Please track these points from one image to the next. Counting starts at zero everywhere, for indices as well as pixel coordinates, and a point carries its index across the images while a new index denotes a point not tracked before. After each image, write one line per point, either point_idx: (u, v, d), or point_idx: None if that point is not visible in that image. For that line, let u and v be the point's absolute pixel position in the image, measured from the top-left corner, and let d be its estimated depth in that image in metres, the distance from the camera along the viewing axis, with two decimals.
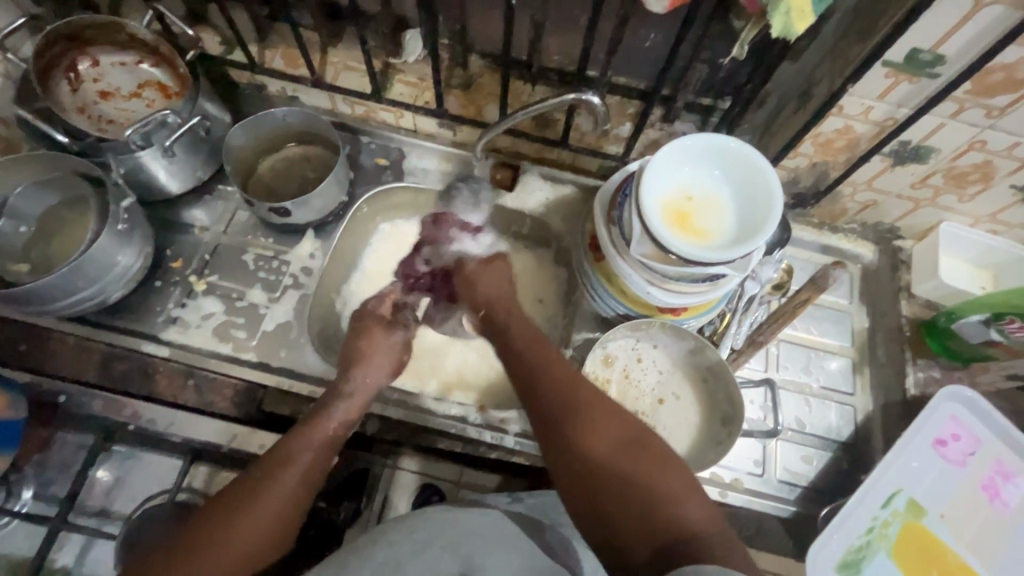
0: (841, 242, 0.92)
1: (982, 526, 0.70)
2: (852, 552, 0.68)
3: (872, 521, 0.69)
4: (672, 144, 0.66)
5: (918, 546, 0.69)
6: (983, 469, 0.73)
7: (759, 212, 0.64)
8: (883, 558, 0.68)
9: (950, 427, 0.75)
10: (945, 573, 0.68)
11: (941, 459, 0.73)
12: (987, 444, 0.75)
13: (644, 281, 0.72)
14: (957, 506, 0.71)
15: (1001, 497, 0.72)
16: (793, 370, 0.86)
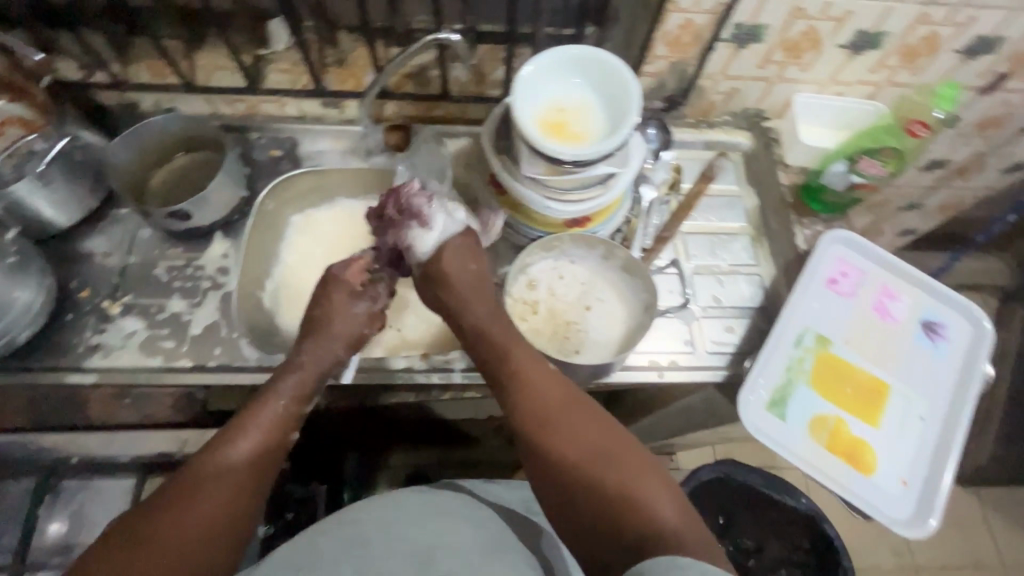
0: (720, 135, 1.00)
1: (880, 341, 0.80)
2: (778, 391, 0.75)
3: (788, 359, 0.77)
4: (532, 62, 0.70)
5: (831, 371, 0.77)
6: (873, 295, 0.83)
7: (624, 107, 0.70)
8: (805, 388, 0.76)
9: (838, 267, 0.85)
10: (859, 387, 0.77)
11: (835, 295, 0.83)
12: (872, 274, 0.84)
13: (542, 198, 0.77)
14: (856, 330, 0.80)
15: (890, 314, 0.82)
16: (702, 256, 0.93)
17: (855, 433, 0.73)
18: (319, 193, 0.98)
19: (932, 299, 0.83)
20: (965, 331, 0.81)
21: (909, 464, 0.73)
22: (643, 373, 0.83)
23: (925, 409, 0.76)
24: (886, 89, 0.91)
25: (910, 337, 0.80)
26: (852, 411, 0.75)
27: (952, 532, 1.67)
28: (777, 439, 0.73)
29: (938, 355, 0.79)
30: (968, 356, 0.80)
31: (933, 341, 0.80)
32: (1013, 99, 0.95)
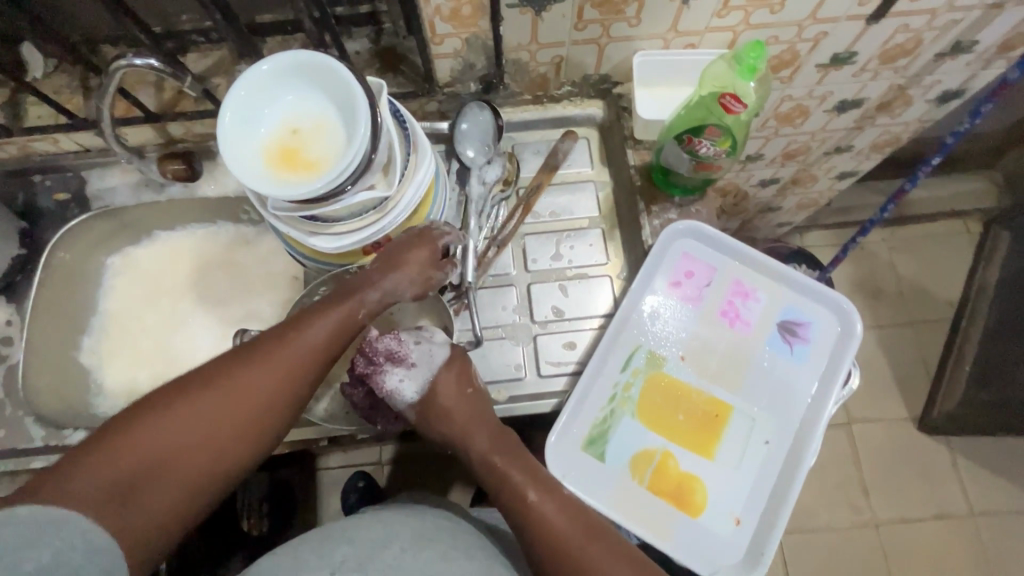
0: (569, 110, 0.86)
1: (725, 354, 0.69)
2: (597, 428, 0.66)
3: (613, 389, 0.67)
4: (238, 87, 0.58)
5: (665, 396, 0.67)
6: (723, 297, 0.71)
7: (358, 128, 0.57)
8: (629, 421, 0.66)
9: (684, 266, 0.72)
10: (695, 413, 0.67)
11: (676, 301, 0.71)
12: (725, 271, 0.72)
13: (304, 234, 0.66)
14: (697, 343, 0.69)
15: (742, 319, 0.70)
16: (543, 261, 0.81)
17: (684, 468, 0.65)
18: (128, 231, 0.89)
19: (795, 293, 0.71)
20: (831, 331, 0.70)
21: (744, 499, 0.64)
22: None
23: (771, 431, 0.66)
24: (745, 34, 0.74)
25: (764, 343, 0.69)
26: (682, 443, 0.65)
27: (916, 479, 1.59)
28: (591, 485, 0.64)
29: (795, 362, 0.68)
30: (831, 361, 0.68)
31: (792, 347, 0.69)
32: (914, 23, 0.77)
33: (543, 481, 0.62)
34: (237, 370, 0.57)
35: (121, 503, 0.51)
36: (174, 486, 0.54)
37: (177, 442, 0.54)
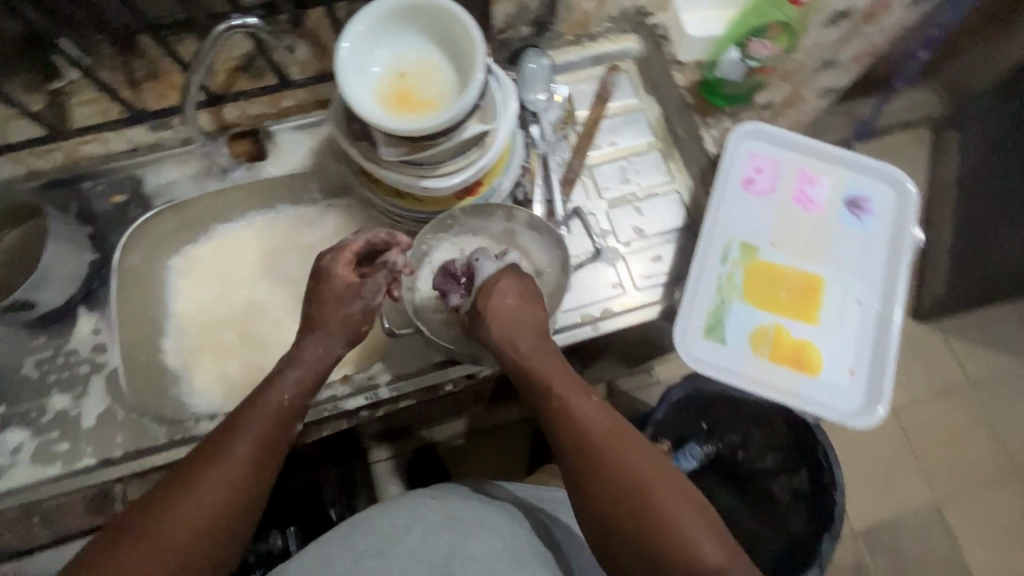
0: (608, 47, 0.90)
1: (806, 233, 0.76)
2: (712, 316, 0.72)
3: (719, 279, 0.73)
4: (349, 34, 0.59)
5: (761, 280, 0.74)
6: (793, 184, 0.78)
7: (471, 57, 0.60)
8: (739, 305, 0.73)
9: (753, 164, 0.79)
10: (794, 289, 0.73)
11: (754, 195, 0.77)
12: (789, 160, 0.79)
13: (415, 178, 0.68)
14: (780, 228, 0.76)
15: (813, 201, 0.77)
16: (615, 187, 0.86)
17: (795, 336, 0.72)
18: (190, 226, 0.87)
19: (854, 171, 0.79)
20: (893, 198, 0.78)
21: (852, 352, 0.72)
22: (576, 331, 0.79)
23: (862, 292, 0.74)
24: None
25: (837, 218, 0.77)
26: (788, 316, 0.72)
27: (917, 363, 1.75)
28: (721, 365, 0.70)
29: (867, 231, 0.76)
30: (899, 225, 0.77)
31: (861, 218, 0.77)
32: None
33: (579, 415, 0.59)
34: (175, 484, 0.51)
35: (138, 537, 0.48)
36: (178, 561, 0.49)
37: (187, 522, 0.50)
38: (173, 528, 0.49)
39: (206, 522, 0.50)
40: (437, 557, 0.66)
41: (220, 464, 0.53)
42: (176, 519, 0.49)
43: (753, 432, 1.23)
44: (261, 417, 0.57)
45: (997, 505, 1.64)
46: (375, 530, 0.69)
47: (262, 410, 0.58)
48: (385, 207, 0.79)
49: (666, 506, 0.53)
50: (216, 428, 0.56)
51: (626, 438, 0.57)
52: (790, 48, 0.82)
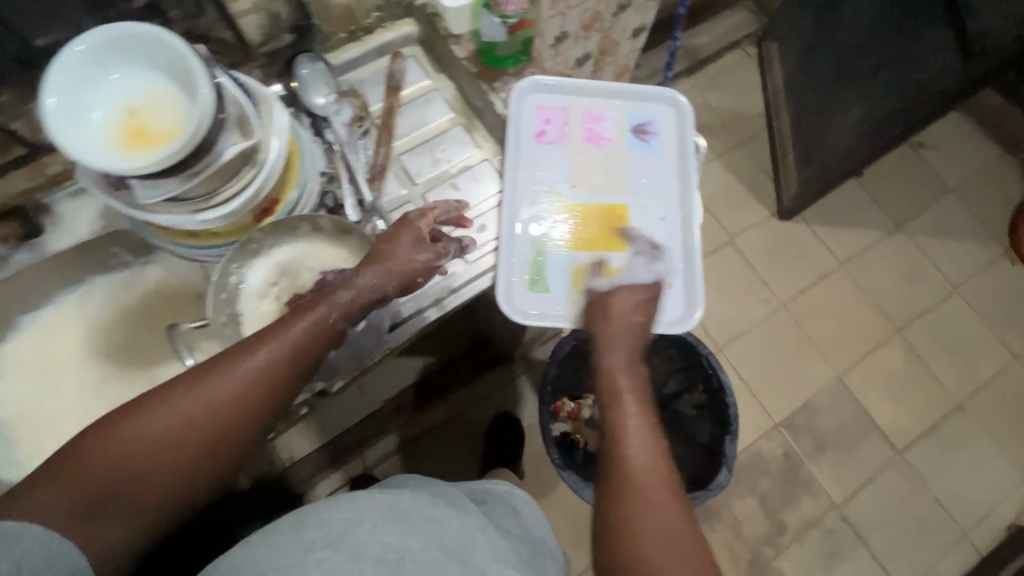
0: (386, 36, 0.90)
1: (604, 169, 0.89)
2: (534, 270, 0.85)
3: (532, 233, 0.86)
4: (54, 85, 0.56)
5: (571, 222, 0.87)
6: (581, 132, 0.91)
7: (193, 78, 0.58)
8: (556, 249, 0.85)
9: (543, 118, 0.90)
10: (601, 220, 0.87)
11: (547, 145, 0.90)
12: (574, 111, 0.92)
13: (190, 214, 0.66)
14: (577, 171, 0.89)
15: (602, 138, 0.91)
16: (427, 169, 0.86)
17: (613, 265, 0.85)
18: None
19: (633, 106, 0.93)
20: (667, 121, 0.93)
21: (664, 264, 0.86)
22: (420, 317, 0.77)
23: (660, 209, 0.88)
24: None
25: (625, 148, 0.91)
26: (601, 248, 0.86)
27: (795, 258, 1.89)
28: (542, 309, 0.84)
29: (655, 151, 0.91)
30: (677, 141, 0.91)
31: (648, 141, 0.91)
32: None
33: (628, 405, 0.67)
34: (190, 380, 0.57)
35: (88, 451, 0.54)
36: (190, 450, 0.56)
37: (173, 435, 0.56)
38: (132, 442, 0.55)
39: (189, 454, 0.56)
40: (387, 551, 0.59)
41: (230, 391, 0.57)
42: (149, 431, 0.55)
43: (653, 362, 1.29)
44: (275, 350, 0.59)
45: (888, 363, 1.81)
46: (313, 532, 0.60)
47: (284, 341, 0.59)
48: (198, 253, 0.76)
49: (652, 496, 0.59)
50: (213, 354, 0.59)
51: (660, 470, 0.61)
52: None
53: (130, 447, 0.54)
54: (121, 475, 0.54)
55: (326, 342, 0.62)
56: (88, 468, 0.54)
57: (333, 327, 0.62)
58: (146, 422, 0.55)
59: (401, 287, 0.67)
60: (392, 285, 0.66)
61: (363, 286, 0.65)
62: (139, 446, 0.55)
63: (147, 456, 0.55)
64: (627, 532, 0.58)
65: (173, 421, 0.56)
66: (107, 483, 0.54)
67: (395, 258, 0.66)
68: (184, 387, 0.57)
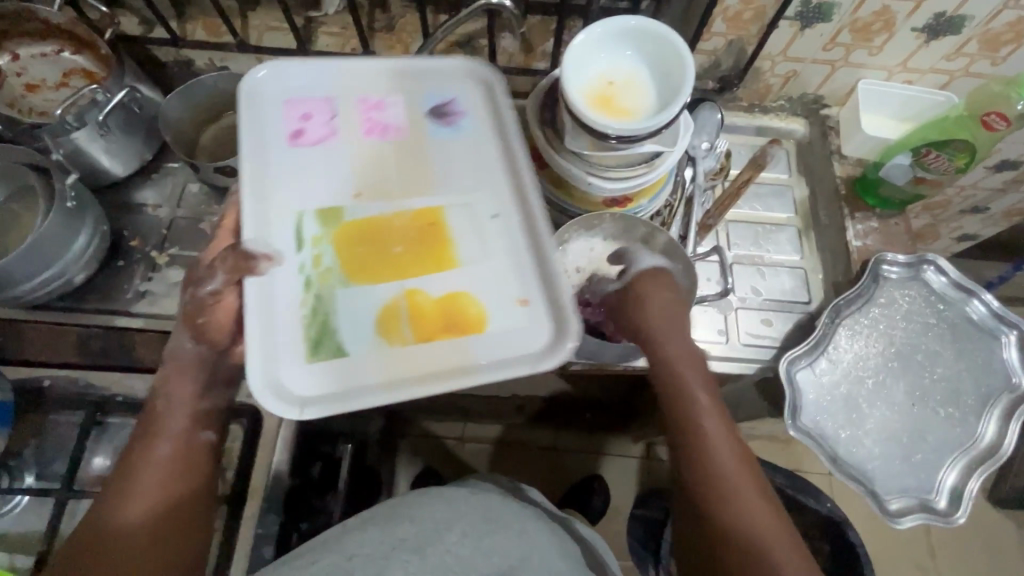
0: (774, 122, 0.95)
1: (403, 167, 0.74)
2: (314, 329, 0.66)
3: (306, 278, 0.67)
4: (584, 34, 0.68)
5: (363, 246, 0.69)
6: (359, 122, 0.75)
7: (677, 86, 0.68)
8: (342, 289, 0.67)
9: (297, 113, 0.75)
10: (434, 235, 0.71)
11: (308, 144, 0.74)
12: (347, 89, 0.78)
13: (583, 173, 0.75)
14: (364, 178, 0.73)
15: (387, 125, 0.76)
16: (744, 246, 0.90)
17: (437, 292, 0.68)
18: None
19: (432, 82, 0.79)
20: (470, 92, 0.79)
21: (512, 283, 0.69)
22: None
23: (494, 206, 0.73)
24: (962, 79, 0.85)
25: (429, 137, 0.76)
26: (415, 275, 0.69)
27: None
28: (346, 380, 0.64)
29: (464, 133, 0.77)
30: (483, 125, 0.77)
31: (454, 125, 0.77)
32: None
33: (681, 399, 0.73)
34: (126, 470, 0.61)
35: (133, 510, 0.60)
36: (168, 528, 0.60)
37: (150, 514, 0.60)
38: (141, 506, 0.60)
39: (175, 531, 0.61)
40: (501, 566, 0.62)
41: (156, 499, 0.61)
42: (148, 512, 0.60)
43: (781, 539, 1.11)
44: (154, 476, 0.62)
45: None
46: (407, 529, 0.64)
47: (160, 452, 0.63)
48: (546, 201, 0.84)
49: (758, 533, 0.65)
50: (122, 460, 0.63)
51: (721, 470, 0.69)
52: (962, 166, 0.81)
53: (149, 525, 0.60)
54: (154, 517, 0.60)
55: (204, 443, 0.66)
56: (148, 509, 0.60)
57: (188, 420, 0.66)
58: (151, 501, 0.61)
59: (223, 351, 0.69)
60: (199, 352, 0.68)
61: (184, 355, 0.67)
62: (120, 562, 0.57)
63: (160, 524, 0.60)
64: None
65: (138, 493, 0.61)
66: (155, 517, 0.60)
67: (178, 346, 0.67)
68: (131, 472, 0.61)
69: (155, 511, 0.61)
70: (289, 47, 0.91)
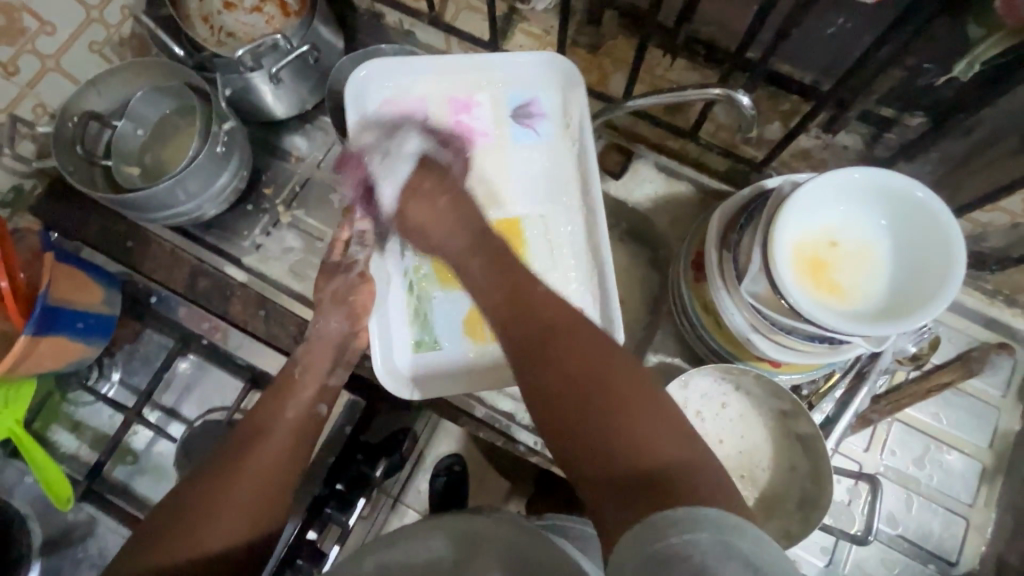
0: (1013, 319, 0.73)
1: (487, 164, 0.74)
2: (418, 327, 0.71)
3: (409, 283, 0.72)
4: (834, 176, 0.52)
5: None
6: (450, 124, 0.74)
7: (926, 286, 0.50)
8: (437, 291, 0.71)
9: (392, 121, 0.72)
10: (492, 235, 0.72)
11: (405, 151, 0.72)
12: (436, 87, 0.74)
13: (747, 325, 0.61)
14: (453, 175, 0.73)
15: (476, 132, 0.74)
16: (901, 459, 0.72)
17: None
18: None
19: (510, 76, 0.74)
20: (546, 92, 0.75)
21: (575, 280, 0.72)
22: None
23: (559, 208, 0.73)
24: None
25: (509, 139, 0.74)
26: None
27: None
28: (445, 368, 0.71)
29: (544, 140, 0.75)
30: (558, 132, 0.75)
31: (533, 130, 0.74)
32: None
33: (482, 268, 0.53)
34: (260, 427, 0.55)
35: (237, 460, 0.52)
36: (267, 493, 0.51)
37: (267, 472, 0.52)
38: (259, 462, 0.52)
39: (273, 496, 0.52)
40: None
41: (266, 452, 0.53)
42: (261, 466, 0.52)
43: None
44: (279, 436, 0.55)
45: None
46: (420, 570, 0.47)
47: (295, 406, 0.58)
48: (686, 316, 0.70)
49: (587, 362, 0.42)
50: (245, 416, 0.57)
51: (545, 311, 0.46)
52: None
53: (255, 478, 0.51)
54: (268, 478, 0.52)
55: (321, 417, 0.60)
56: (267, 469, 0.52)
57: (315, 391, 0.61)
58: (267, 455, 0.53)
59: (353, 334, 0.67)
60: (340, 330, 0.66)
61: (324, 333, 0.66)
62: (217, 506, 0.49)
63: (273, 487, 0.52)
64: (598, 420, 0.39)
65: (272, 444, 0.54)
66: (271, 475, 0.52)
67: (324, 322, 0.66)
68: (265, 420, 0.56)
69: (272, 472, 0.53)
70: (482, 36, 0.81)
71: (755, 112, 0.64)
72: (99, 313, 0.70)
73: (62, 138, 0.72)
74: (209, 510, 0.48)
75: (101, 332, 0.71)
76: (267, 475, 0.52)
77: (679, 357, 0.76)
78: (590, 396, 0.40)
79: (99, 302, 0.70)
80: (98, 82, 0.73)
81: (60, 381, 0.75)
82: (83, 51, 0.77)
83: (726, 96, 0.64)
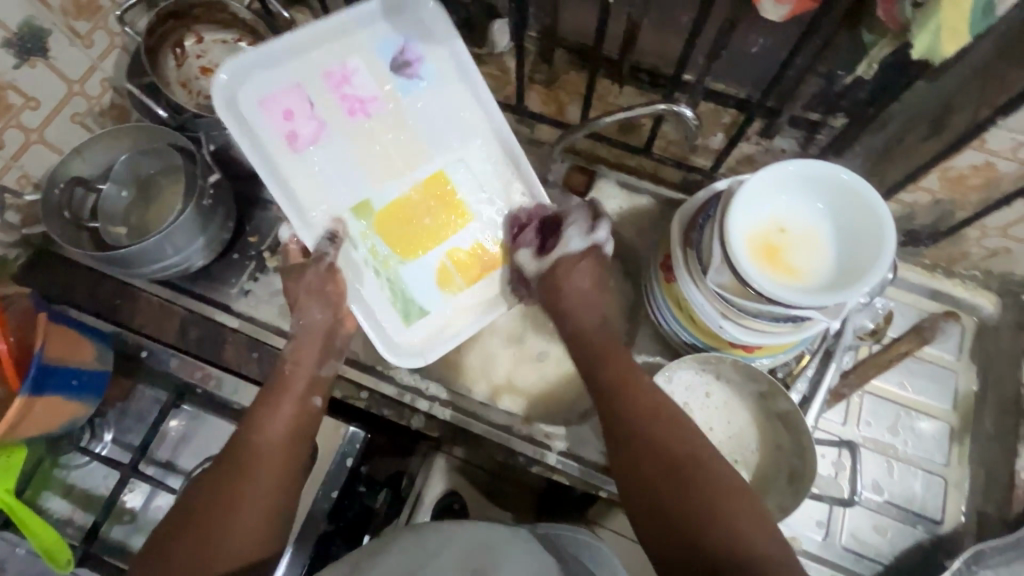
0: (955, 289, 0.80)
1: (392, 137, 0.70)
2: (400, 302, 0.74)
3: (374, 266, 0.72)
4: (771, 169, 0.59)
5: (398, 221, 0.72)
6: (338, 103, 0.68)
7: (867, 256, 0.57)
8: (403, 265, 0.73)
9: (280, 116, 0.67)
10: (425, 206, 0.72)
11: (307, 146, 0.68)
12: (303, 63, 0.67)
13: (717, 314, 0.66)
14: (363, 150, 0.70)
15: (365, 99, 0.69)
16: (876, 428, 0.76)
17: (466, 246, 0.74)
18: None
19: (370, 35, 0.69)
20: (418, 27, 0.69)
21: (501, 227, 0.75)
22: None
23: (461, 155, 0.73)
24: None
25: (399, 97, 0.70)
26: (449, 235, 0.73)
27: None
28: (439, 326, 0.75)
29: (429, 86, 0.70)
30: (454, 79, 0.71)
31: (418, 78, 0.70)
32: None
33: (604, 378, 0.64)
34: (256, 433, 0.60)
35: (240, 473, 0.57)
36: (272, 503, 0.57)
37: (270, 481, 0.58)
38: (264, 472, 0.58)
39: (276, 501, 0.58)
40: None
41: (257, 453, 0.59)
42: (266, 475, 0.58)
43: None
44: (274, 437, 0.60)
45: None
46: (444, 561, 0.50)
47: (293, 406, 0.63)
48: (661, 314, 0.75)
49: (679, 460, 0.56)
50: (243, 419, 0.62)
51: (644, 403, 0.61)
52: None
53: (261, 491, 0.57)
54: (272, 483, 0.58)
55: (314, 409, 0.65)
56: (270, 478, 0.58)
57: (307, 383, 0.66)
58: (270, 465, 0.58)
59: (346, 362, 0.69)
60: (325, 319, 0.69)
61: (320, 324, 0.68)
62: (218, 511, 0.55)
63: (280, 495, 0.58)
64: (706, 510, 0.52)
65: (275, 451, 0.60)
66: (278, 485, 0.58)
67: (308, 316, 0.68)
68: (264, 425, 0.61)
69: (280, 480, 0.58)
70: None
71: (697, 122, 0.71)
72: (92, 370, 0.70)
73: (50, 205, 0.75)
74: (212, 523, 0.54)
75: (94, 390, 0.71)
76: (273, 481, 0.58)
77: (662, 356, 0.80)
78: (690, 496, 0.53)
79: (91, 359, 0.70)
80: (83, 149, 0.76)
81: (51, 446, 0.74)
82: (66, 122, 0.81)
83: (671, 111, 0.71)
